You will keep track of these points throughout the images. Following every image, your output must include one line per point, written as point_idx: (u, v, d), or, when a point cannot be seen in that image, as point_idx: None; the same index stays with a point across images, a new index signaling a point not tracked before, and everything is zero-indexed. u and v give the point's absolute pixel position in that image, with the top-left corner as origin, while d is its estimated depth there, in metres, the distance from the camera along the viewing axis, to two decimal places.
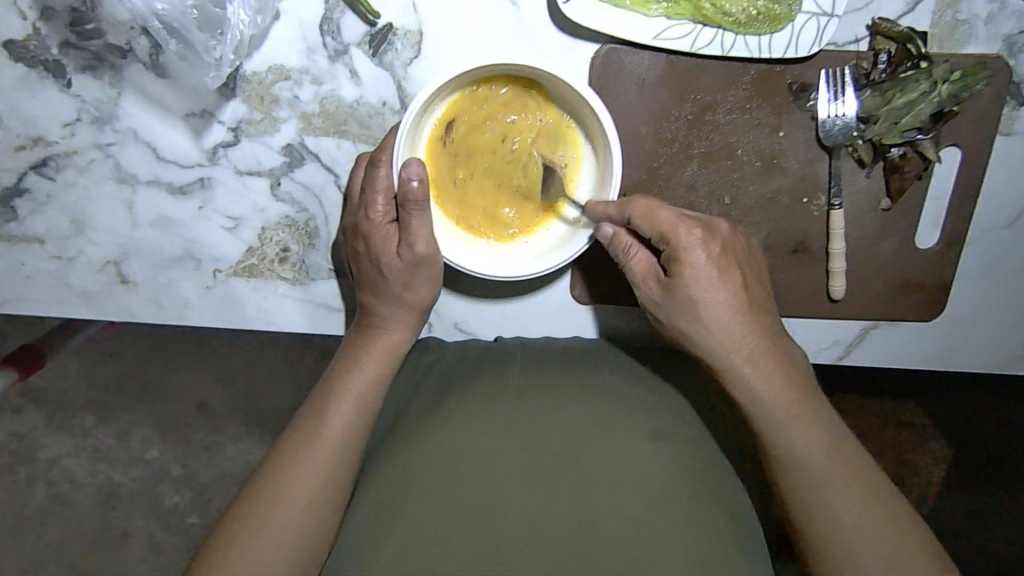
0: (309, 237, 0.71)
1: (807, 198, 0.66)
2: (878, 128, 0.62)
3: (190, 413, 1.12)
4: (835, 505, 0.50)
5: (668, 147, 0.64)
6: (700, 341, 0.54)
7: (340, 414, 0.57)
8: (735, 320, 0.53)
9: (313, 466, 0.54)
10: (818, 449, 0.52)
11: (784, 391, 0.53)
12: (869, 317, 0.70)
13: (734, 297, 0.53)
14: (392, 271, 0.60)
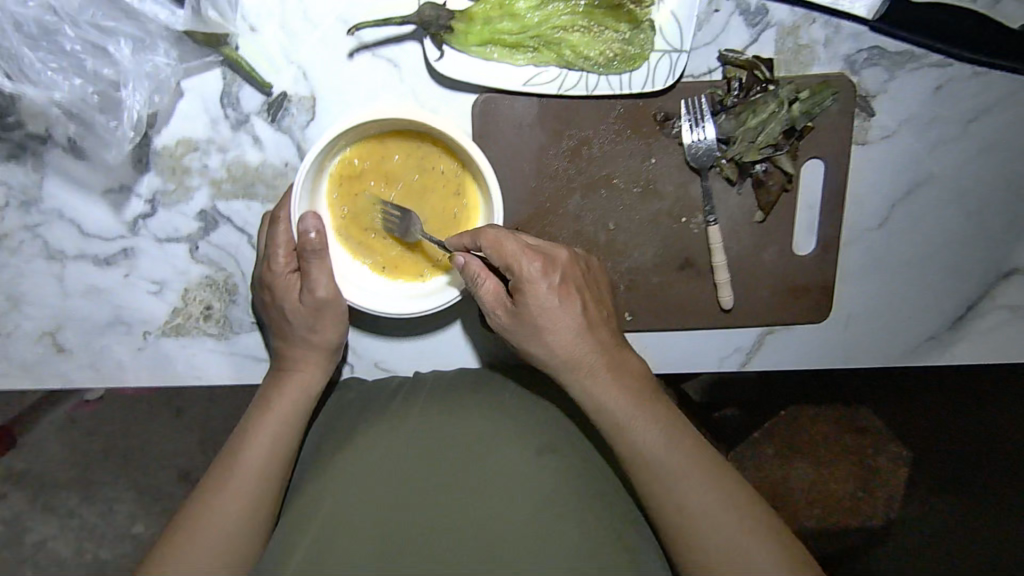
0: (229, 294, 0.75)
1: (685, 218, 0.70)
2: (738, 148, 0.67)
3: (151, 482, 1.14)
4: (683, 489, 0.56)
5: (551, 182, 0.70)
6: (547, 359, 0.61)
7: (251, 457, 0.61)
8: (575, 338, 0.61)
9: (229, 504, 0.58)
10: (661, 443, 0.58)
11: (626, 396, 0.60)
12: (762, 324, 0.74)
13: (574, 317, 0.61)
14: (296, 316, 0.65)
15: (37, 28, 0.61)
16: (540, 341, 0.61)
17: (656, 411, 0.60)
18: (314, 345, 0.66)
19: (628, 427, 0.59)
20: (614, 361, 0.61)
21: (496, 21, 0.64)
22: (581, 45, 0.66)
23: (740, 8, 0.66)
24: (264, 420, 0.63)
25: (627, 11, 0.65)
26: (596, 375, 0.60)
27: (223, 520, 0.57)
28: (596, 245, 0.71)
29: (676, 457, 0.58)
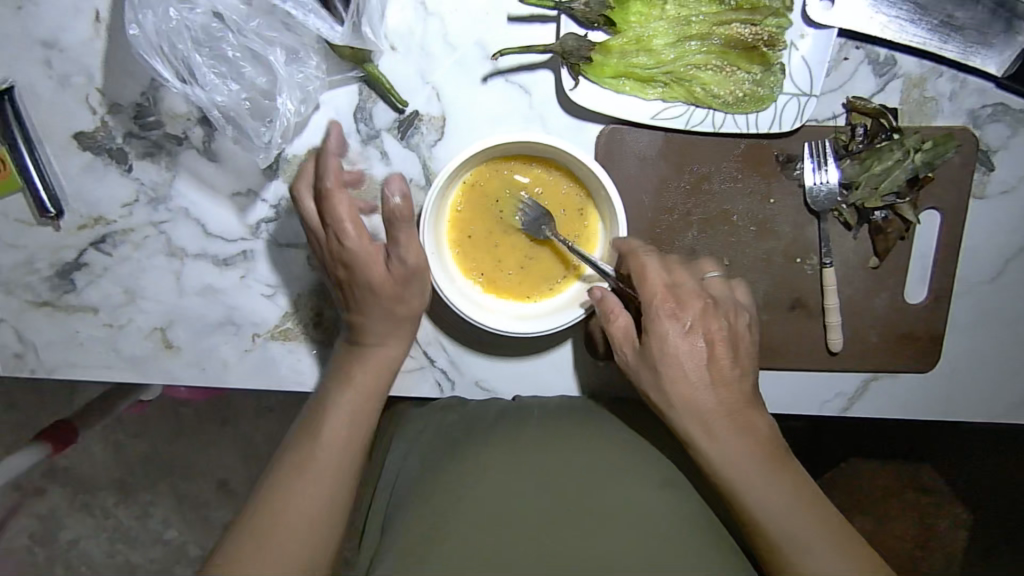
0: (341, 302, 0.77)
1: (800, 258, 0.71)
2: (860, 193, 0.68)
3: (209, 493, 1.15)
4: (810, 550, 0.55)
5: (669, 215, 0.71)
6: (676, 403, 0.61)
7: (335, 428, 0.61)
8: (705, 386, 0.61)
9: (313, 484, 0.58)
10: (785, 505, 0.58)
11: (752, 450, 0.60)
12: (867, 369, 0.74)
13: (707, 366, 0.61)
14: (382, 290, 0.63)
15: (202, 35, 0.64)
16: (665, 392, 0.61)
17: (784, 475, 0.59)
18: (399, 317, 0.65)
19: (754, 488, 0.58)
20: (744, 421, 0.61)
21: (631, 55, 0.67)
22: (712, 84, 0.67)
23: (869, 58, 0.68)
24: (344, 410, 0.62)
25: (760, 53, 0.67)
26: (724, 434, 0.60)
27: (307, 511, 0.56)
28: None
29: (803, 524, 0.57)
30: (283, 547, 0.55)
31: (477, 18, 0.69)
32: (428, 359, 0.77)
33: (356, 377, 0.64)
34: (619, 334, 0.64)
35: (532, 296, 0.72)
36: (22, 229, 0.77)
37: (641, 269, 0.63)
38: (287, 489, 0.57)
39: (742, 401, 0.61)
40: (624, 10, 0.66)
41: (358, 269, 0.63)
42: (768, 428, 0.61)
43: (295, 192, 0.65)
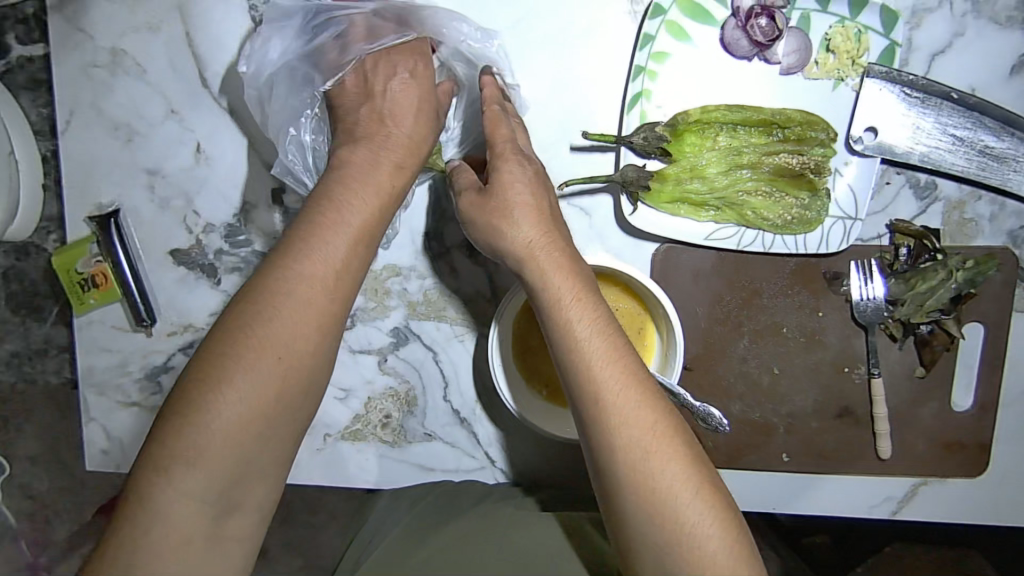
0: (408, 405, 0.81)
1: (847, 368, 0.74)
2: (905, 309, 0.71)
3: None
4: (662, 525, 0.51)
5: (722, 327, 0.75)
6: (568, 350, 0.55)
7: (282, 333, 0.50)
8: (602, 339, 0.55)
9: (251, 375, 0.49)
10: (671, 483, 0.51)
11: (642, 415, 0.53)
12: (917, 475, 0.76)
13: (600, 327, 0.56)
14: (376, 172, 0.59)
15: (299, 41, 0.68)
16: (586, 375, 0.54)
17: (703, 496, 0.51)
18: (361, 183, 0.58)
19: (645, 469, 0.51)
20: (670, 427, 0.53)
21: (686, 182, 0.72)
22: (762, 208, 0.72)
23: (910, 182, 0.72)
24: (307, 276, 0.52)
25: (807, 180, 0.72)
26: (632, 427, 0.52)
27: (263, 353, 0.49)
28: (759, 386, 0.76)
29: (699, 533, 0.50)
30: (236, 399, 0.48)
31: (542, 146, 0.75)
32: (490, 459, 0.82)
33: (318, 260, 0.53)
34: (472, 209, 0.62)
35: None
36: (117, 334, 0.83)
37: (563, 258, 0.59)
38: (248, 315, 0.50)
39: (669, 415, 0.54)
40: (680, 141, 0.72)
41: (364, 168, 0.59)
42: (696, 443, 0.54)
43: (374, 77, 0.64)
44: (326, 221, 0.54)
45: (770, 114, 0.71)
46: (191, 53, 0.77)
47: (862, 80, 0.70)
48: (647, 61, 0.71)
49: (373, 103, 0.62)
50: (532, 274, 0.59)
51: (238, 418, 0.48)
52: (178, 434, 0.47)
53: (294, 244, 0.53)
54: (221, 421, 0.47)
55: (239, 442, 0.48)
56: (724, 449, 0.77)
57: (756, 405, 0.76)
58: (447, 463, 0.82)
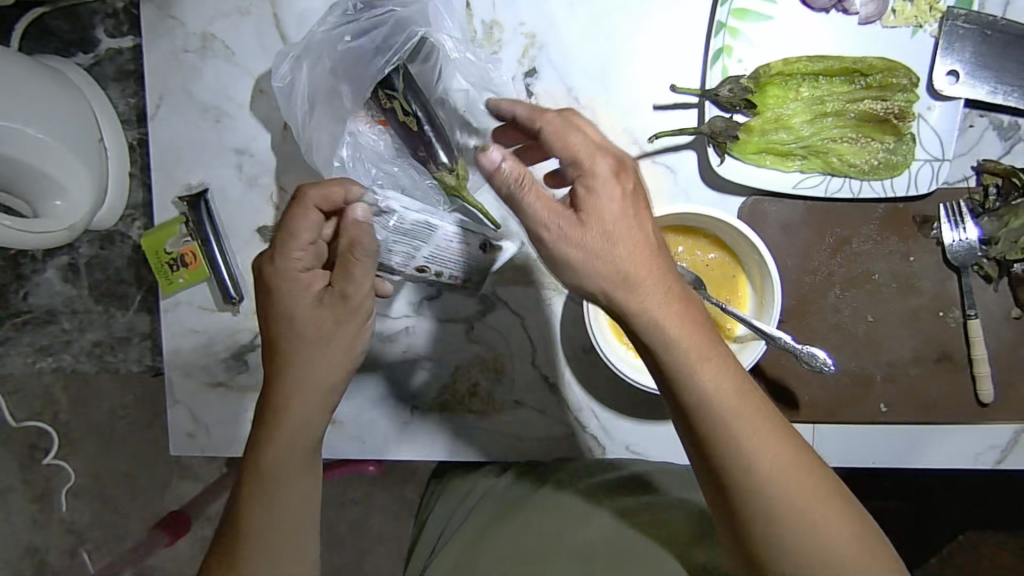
0: (497, 373, 0.81)
1: (943, 311, 0.75)
2: (1001, 247, 0.72)
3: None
4: (804, 541, 0.50)
5: (813, 276, 0.75)
6: (677, 370, 0.52)
7: (302, 418, 0.61)
8: (694, 343, 0.52)
9: (286, 480, 0.61)
10: (806, 502, 0.50)
11: (767, 438, 0.51)
12: (1020, 422, 0.75)
13: (700, 341, 0.52)
14: (310, 327, 0.60)
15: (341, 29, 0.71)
16: (697, 392, 0.51)
17: (843, 522, 0.51)
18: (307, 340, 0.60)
19: (782, 492, 0.50)
20: (780, 438, 0.52)
21: (770, 133, 0.73)
22: (848, 154, 0.73)
23: (994, 124, 0.73)
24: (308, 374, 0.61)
25: (892, 125, 0.72)
26: (763, 458, 0.51)
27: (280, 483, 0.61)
28: (854, 336, 0.75)
29: (838, 551, 0.50)
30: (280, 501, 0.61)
31: (624, 108, 0.76)
32: (580, 425, 0.81)
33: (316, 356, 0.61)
34: (545, 223, 0.52)
35: None
36: (204, 315, 0.83)
37: (658, 276, 0.53)
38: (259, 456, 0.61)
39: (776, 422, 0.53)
40: (763, 93, 0.73)
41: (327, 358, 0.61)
42: (801, 441, 0.54)
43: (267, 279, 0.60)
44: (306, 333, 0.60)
45: (852, 63, 0.72)
46: (278, 33, 0.79)
47: (941, 26, 0.71)
48: (727, 17, 0.72)
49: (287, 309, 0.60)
50: (625, 302, 0.52)
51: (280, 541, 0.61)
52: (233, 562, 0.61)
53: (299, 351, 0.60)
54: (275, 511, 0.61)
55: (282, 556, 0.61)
56: (823, 402, 0.76)
57: (852, 356, 0.76)
58: (537, 433, 0.82)
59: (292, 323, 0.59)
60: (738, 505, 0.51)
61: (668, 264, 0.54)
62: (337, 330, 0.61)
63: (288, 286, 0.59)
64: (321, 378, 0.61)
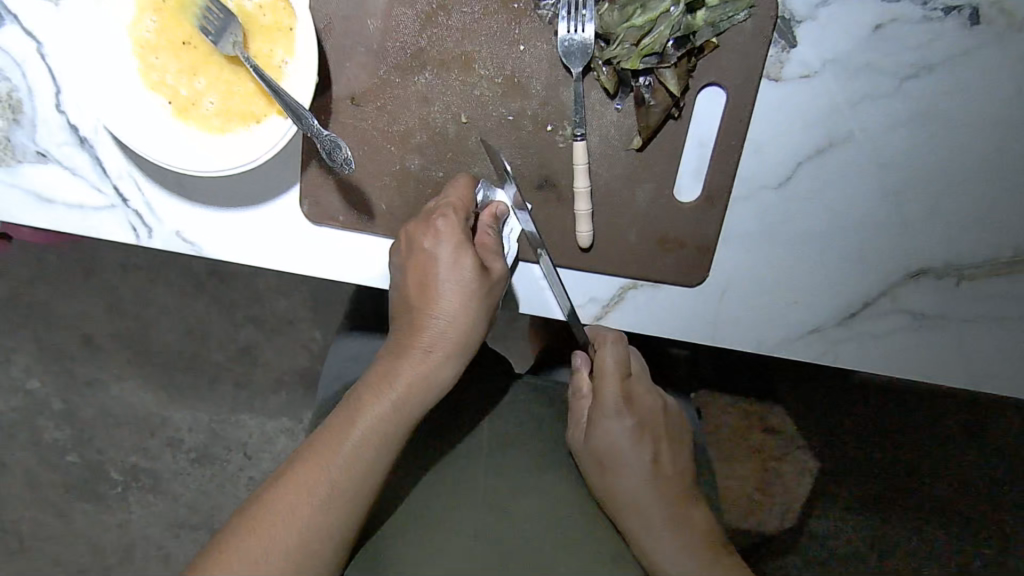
0: (13, 111, 0.63)
1: (552, 125, 0.59)
2: (617, 49, 0.55)
3: (112, 337, 1.36)
4: (659, 540, 0.66)
5: (401, 50, 0.58)
6: (604, 448, 0.65)
7: (364, 446, 0.55)
8: (611, 425, 0.65)
9: (337, 477, 0.54)
10: (664, 534, 0.66)
11: (644, 480, 0.66)
12: (622, 274, 0.62)
13: (611, 429, 0.65)
14: (459, 305, 0.57)
15: None
16: (601, 447, 0.65)
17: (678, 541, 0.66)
18: (455, 317, 0.57)
19: (643, 533, 0.66)
20: (616, 483, 0.66)
21: None
22: None
23: None
24: (414, 382, 0.57)
25: None
26: (647, 506, 0.66)
27: (334, 492, 0.54)
28: (444, 138, 0.60)
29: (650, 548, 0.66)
30: (319, 521, 0.54)
31: None
32: (120, 196, 0.65)
33: (420, 373, 0.57)
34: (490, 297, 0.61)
35: (235, 129, 0.59)
36: None
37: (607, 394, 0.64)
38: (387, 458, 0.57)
39: (628, 471, 0.66)
40: None
41: (439, 375, 0.57)
42: (627, 497, 0.66)
43: (423, 219, 0.57)
44: (435, 332, 0.57)
45: None
46: None
47: None
48: None
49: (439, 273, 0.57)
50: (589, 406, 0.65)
51: (331, 551, 0.55)
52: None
53: (418, 345, 0.57)
54: (309, 508, 0.54)
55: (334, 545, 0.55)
56: (400, 214, 0.62)
57: (438, 161, 0.61)
58: (63, 192, 0.65)
59: (443, 348, 0.57)
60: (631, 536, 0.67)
61: (637, 388, 0.65)
62: (461, 308, 0.57)
63: (435, 248, 0.56)
64: (426, 375, 0.57)
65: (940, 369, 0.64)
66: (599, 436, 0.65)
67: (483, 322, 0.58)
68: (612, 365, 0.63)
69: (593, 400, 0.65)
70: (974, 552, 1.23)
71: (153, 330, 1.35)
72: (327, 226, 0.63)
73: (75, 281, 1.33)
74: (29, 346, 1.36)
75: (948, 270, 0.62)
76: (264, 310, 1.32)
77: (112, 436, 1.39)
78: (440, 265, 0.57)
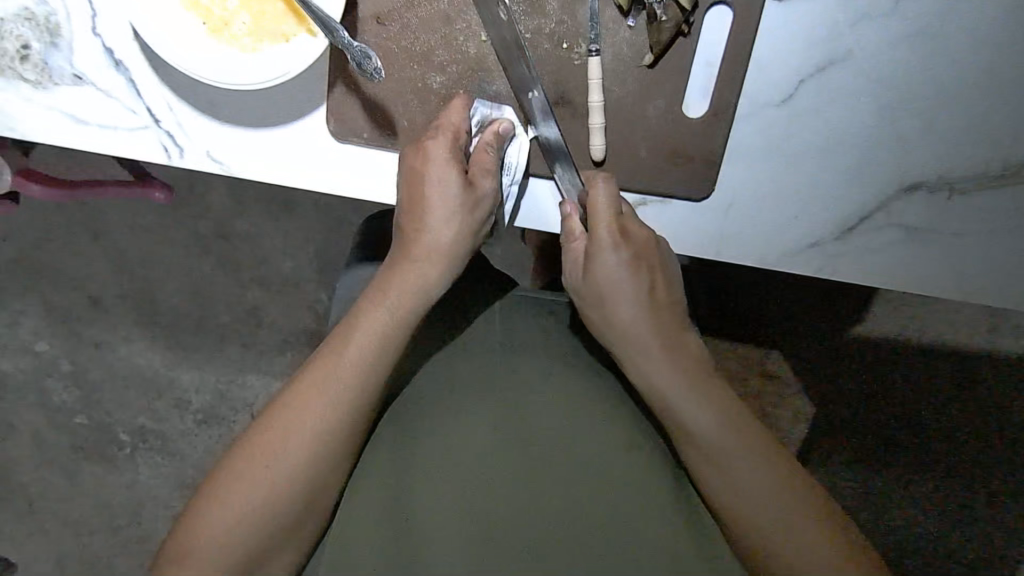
0: (52, 35, 0.66)
1: (568, 44, 0.62)
2: None
3: (123, 292, 1.38)
4: (701, 421, 0.62)
5: None
6: (619, 313, 0.64)
7: (361, 355, 0.61)
8: (623, 278, 0.63)
9: (338, 386, 0.60)
10: (715, 421, 0.62)
11: (662, 345, 0.64)
12: (633, 190, 0.66)
13: (625, 280, 0.63)
14: (446, 223, 0.62)
15: None
16: (618, 313, 0.64)
17: (723, 420, 0.62)
18: (442, 235, 0.62)
19: (670, 410, 0.63)
20: (631, 338, 0.64)
21: None
22: None
23: None
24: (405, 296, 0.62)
25: None
26: (681, 387, 0.63)
27: (335, 398, 0.60)
28: (465, 57, 0.63)
29: (693, 437, 0.62)
30: (322, 427, 0.60)
31: None
32: (153, 118, 0.68)
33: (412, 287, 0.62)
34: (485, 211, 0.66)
35: (262, 47, 0.62)
36: None
37: (610, 258, 0.62)
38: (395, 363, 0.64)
39: (651, 341, 0.64)
40: None
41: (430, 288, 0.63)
42: (658, 372, 0.64)
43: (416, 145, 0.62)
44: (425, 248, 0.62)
45: None
46: None
47: None
48: None
49: (430, 194, 0.61)
50: (596, 271, 0.63)
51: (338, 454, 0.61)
52: (205, 522, 0.57)
53: (410, 261, 0.63)
54: (315, 416, 0.60)
55: (345, 438, 0.61)
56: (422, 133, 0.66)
57: (459, 80, 0.64)
58: (98, 115, 0.68)
59: (435, 263, 0.63)
60: (675, 429, 0.63)
61: (648, 247, 0.63)
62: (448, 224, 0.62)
63: (426, 171, 0.61)
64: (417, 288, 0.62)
65: (932, 281, 0.68)
66: (603, 278, 0.63)
67: (470, 238, 0.63)
68: (607, 206, 0.61)
69: (592, 262, 0.63)
70: (970, 520, 1.22)
71: (160, 291, 1.37)
72: (352, 143, 0.66)
73: (88, 236, 1.35)
74: (38, 304, 1.38)
75: (941, 184, 0.65)
76: (270, 270, 1.34)
77: (121, 393, 1.41)
78: (429, 187, 0.61)
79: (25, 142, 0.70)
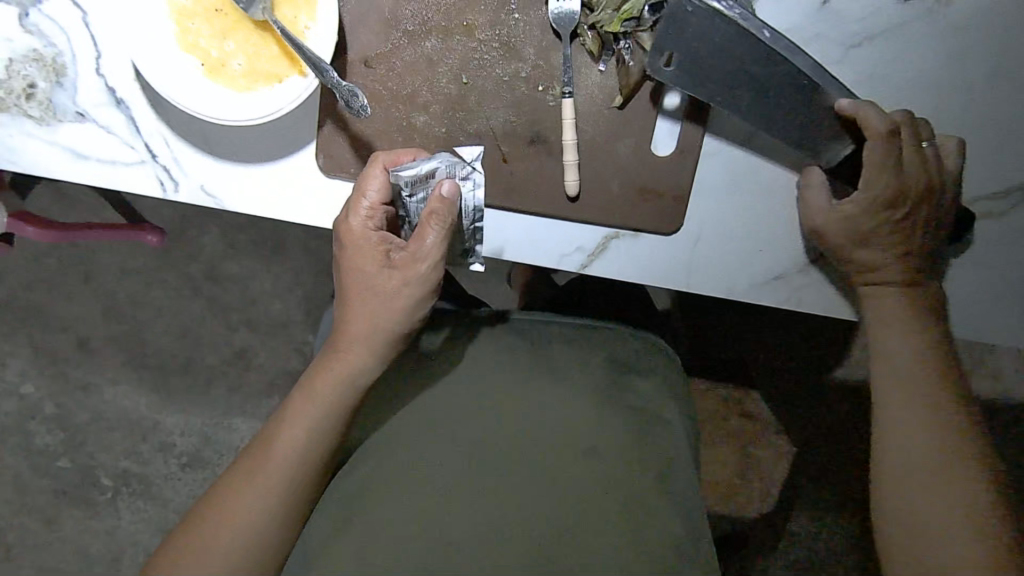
0: (57, 74, 0.70)
1: (543, 86, 0.67)
2: (600, 14, 0.63)
3: (112, 332, 1.39)
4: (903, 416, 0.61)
5: (410, 19, 0.66)
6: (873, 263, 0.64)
7: (297, 431, 0.63)
8: (875, 225, 0.63)
9: (280, 459, 0.63)
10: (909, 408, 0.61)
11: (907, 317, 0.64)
12: (605, 222, 0.69)
13: (867, 226, 0.63)
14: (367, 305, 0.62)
15: None
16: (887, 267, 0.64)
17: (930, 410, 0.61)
18: (364, 318, 0.62)
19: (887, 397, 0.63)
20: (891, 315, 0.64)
21: None
22: None
23: None
24: (335, 376, 0.63)
25: None
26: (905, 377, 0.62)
27: (278, 473, 0.63)
28: (447, 97, 0.67)
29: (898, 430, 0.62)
30: (266, 499, 0.62)
31: None
32: (151, 153, 0.72)
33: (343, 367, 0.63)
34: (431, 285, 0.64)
35: (257, 87, 0.66)
36: None
37: (861, 216, 0.63)
38: (357, 404, 0.66)
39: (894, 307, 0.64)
40: None
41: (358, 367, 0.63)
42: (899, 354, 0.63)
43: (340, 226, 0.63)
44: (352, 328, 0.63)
45: None
46: None
47: None
48: None
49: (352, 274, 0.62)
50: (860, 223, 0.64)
51: (285, 522, 0.64)
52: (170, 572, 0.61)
53: (340, 342, 0.63)
54: (263, 485, 0.62)
55: (291, 509, 0.64)
56: None
57: (441, 118, 0.68)
58: (98, 150, 0.72)
59: (361, 339, 0.63)
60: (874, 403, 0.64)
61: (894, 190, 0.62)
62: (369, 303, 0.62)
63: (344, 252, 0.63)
64: (343, 368, 0.63)
65: None
66: (849, 226, 0.64)
67: (392, 318, 0.62)
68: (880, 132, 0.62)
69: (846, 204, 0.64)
70: None
71: (148, 332, 1.39)
72: (339, 177, 0.70)
73: (79, 276, 1.37)
74: (26, 343, 1.39)
75: None
76: (259, 312, 1.37)
77: (105, 434, 1.41)
78: (349, 268, 0.63)
79: (26, 175, 0.74)
